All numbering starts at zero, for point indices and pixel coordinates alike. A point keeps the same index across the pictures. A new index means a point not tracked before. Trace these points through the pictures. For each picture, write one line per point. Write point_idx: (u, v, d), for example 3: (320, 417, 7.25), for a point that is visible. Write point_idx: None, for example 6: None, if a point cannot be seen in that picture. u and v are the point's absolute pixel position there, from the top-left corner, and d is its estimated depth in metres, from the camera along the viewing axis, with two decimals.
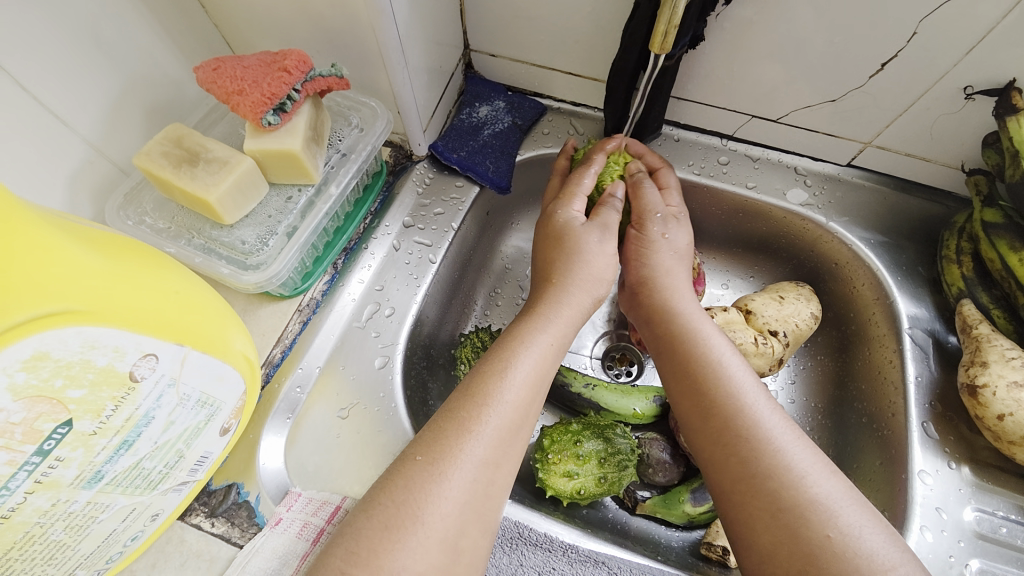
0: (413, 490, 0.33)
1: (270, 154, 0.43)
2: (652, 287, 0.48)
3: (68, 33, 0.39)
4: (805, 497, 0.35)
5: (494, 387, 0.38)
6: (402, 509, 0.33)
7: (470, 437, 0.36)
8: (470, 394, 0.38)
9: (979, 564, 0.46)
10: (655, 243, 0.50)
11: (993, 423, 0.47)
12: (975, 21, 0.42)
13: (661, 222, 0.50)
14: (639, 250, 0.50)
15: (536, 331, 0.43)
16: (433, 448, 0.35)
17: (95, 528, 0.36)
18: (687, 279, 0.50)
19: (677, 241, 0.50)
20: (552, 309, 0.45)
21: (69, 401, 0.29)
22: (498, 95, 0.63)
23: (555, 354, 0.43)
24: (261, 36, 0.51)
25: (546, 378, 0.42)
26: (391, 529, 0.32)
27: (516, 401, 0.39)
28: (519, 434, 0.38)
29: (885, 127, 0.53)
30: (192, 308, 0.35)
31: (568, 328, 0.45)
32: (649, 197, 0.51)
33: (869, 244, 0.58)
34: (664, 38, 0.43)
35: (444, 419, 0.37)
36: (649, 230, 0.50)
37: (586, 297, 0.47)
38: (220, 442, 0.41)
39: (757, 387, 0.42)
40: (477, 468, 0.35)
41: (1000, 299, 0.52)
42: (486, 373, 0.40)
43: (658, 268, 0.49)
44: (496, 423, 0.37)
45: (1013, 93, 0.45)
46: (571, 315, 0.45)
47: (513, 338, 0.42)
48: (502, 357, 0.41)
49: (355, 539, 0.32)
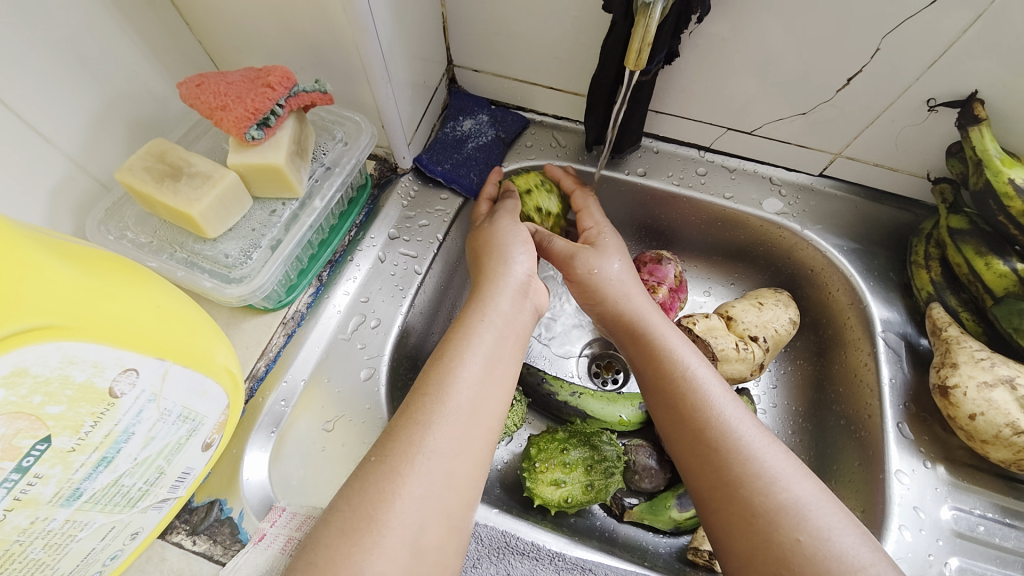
0: (368, 490, 0.34)
1: (254, 168, 0.43)
2: (614, 310, 0.50)
3: (51, 50, 0.39)
4: (776, 502, 0.36)
5: (439, 376, 0.39)
6: (357, 511, 0.33)
7: (420, 429, 0.36)
8: (417, 387, 0.39)
9: (958, 563, 0.47)
10: (588, 281, 0.51)
11: (965, 422, 0.49)
12: (935, 37, 0.44)
13: (583, 262, 0.51)
14: (583, 294, 0.52)
15: (482, 319, 0.44)
16: (386, 446, 0.36)
17: (74, 547, 0.35)
18: (643, 298, 0.50)
19: (608, 270, 0.51)
20: (484, 294, 0.46)
21: (47, 417, 0.29)
22: (481, 109, 0.64)
23: (501, 338, 0.43)
24: (245, 52, 0.51)
25: (498, 358, 0.42)
26: (348, 533, 0.32)
27: (468, 389, 0.39)
28: (478, 421, 0.38)
29: (854, 138, 0.55)
30: (174, 322, 0.35)
31: (506, 300, 0.46)
32: (557, 246, 0.52)
33: (842, 251, 0.60)
34: (638, 55, 0.44)
35: (396, 419, 0.38)
36: (576, 276, 0.51)
37: (510, 271, 0.48)
38: (203, 457, 0.41)
39: (729, 396, 0.42)
40: (437, 458, 0.35)
41: (968, 302, 0.53)
42: (433, 364, 0.40)
43: (609, 300, 0.50)
44: (441, 408, 0.37)
45: (975, 104, 0.47)
46: (506, 290, 0.46)
47: (457, 332, 0.43)
48: (444, 352, 0.41)
49: (315, 550, 0.32)
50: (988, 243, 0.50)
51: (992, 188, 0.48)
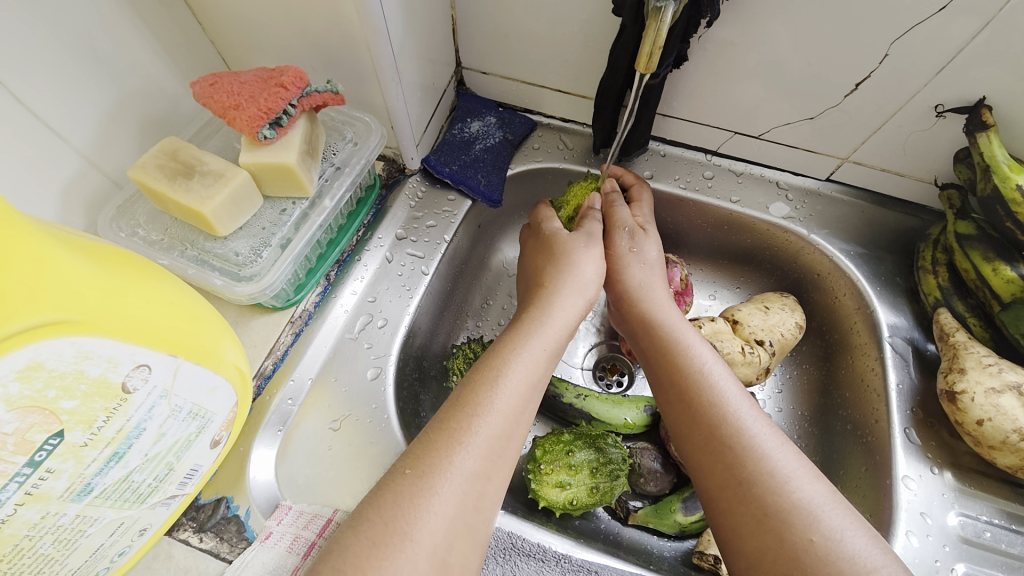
0: (403, 506, 0.33)
1: (266, 168, 0.44)
2: (631, 297, 0.51)
3: (67, 48, 0.39)
4: (788, 502, 0.35)
5: (485, 397, 0.38)
6: (390, 525, 0.32)
7: (460, 449, 0.36)
8: (457, 405, 0.38)
9: (965, 569, 0.47)
10: (623, 257, 0.52)
11: (972, 428, 0.49)
12: (944, 43, 0.44)
13: (627, 236, 0.53)
14: (609, 268, 0.53)
15: (528, 339, 0.43)
16: (423, 461, 0.35)
17: (83, 542, 0.35)
18: (663, 292, 0.51)
19: (646, 253, 0.53)
20: (541, 312, 0.46)
21: (61, 411, 0.29)
22: (489, 111, 0.65)
23: (547, 359, 0.44)
24: (257, 52, 0.52)
25: (538, 387, 0.42)
26: (379, 545, 0.31)
27: (509, 414, 0.38)
28: (511, 443, 0.38)
29: (861, 143, 0.55)
30: (188, 319, 0.36)
31: (560, 335, 0.45)
32: (618, 213, 0.54)
33: (850, 255, 0.60)
34: (649, 58, 0.44)
35: (434, 430, 0.37)
36: (614, 243, 0.53)
37: (578, 299, 0.48)
38: (211, 455, 0.41)
39: (742, 395, 0.42)
40: (468, 481, 0.35)
41: (975, 308, 0.53)
42: (476, 385, 0.39)
43: (630, 281, 0.51)
44: (486, 433, 0.37)
45: (983, 110, 0.47)
46: (565, 320, 0.46)
47: (509, 344, 0.43)
48: (493, 365, 0.41)
49: (343, 556, 0.30)
50: (996, 249, 0.50)
51: (999, 194, 0.48)
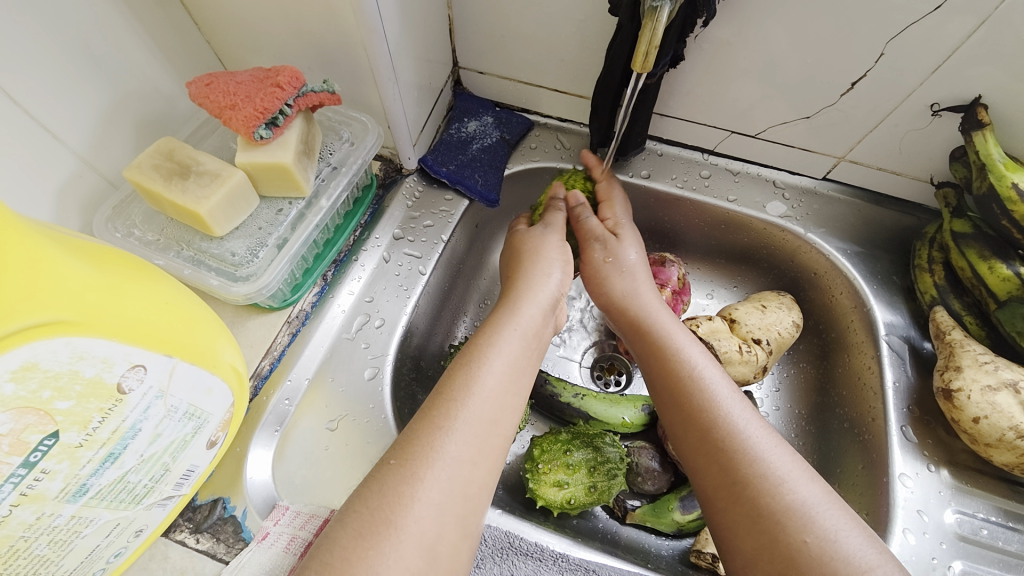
0: (387, 494, 0.33)
1: (261, 167, 0.44)
2: (618, 305, 0.51)
3: (63, 48, 0.39)
4: (783, 503, 0.35)
5: (461, 384, 0.39)
6: (377, 515, 0.32)
7: (442, 434, 0.36)
8: (438, 393, 0.38)
9: (962, 566, 0.47)
10: (601, 269, 0.52)
11: (969, 425, 0.49)
12: (940, 41, 0.44)
13: (602, 248, 0.52)
14: (592, 280, 0.53)
15: (506, 329, 0.43)
16: (406, 450, 0.35)
17: (78, 543, 0.35)
18: (651, 295, 0.51)
19: (624, 259, 0.52)
20: (515, 298, 0.46)
21: (56, 412, 0.29)
22: (486, 111, 0.65)
23: (527, 345, 0.44)
24: (253, 52, 0.52)
25: (523, 370, 0.42)
26: (366, 536, 0.31)
27: (490, 400, 0.38)
28: (496, 429, 0.38)
29: (858, 143, 0.55)
30: (184, 319, 0.36)
31: (534, 313, 0.46)
32: (589, 223, 0.53)
33: (846, 254, 0.60)
34: (645, 58, 0.44)
35: (416, 422, 0.37)
36: (590, 258, 0.53)
37: (546, 279, 0.48)
38: (207, 455, 0.41)
39: (736, 396, 0.42)
40: (456, 465, 0.35)
41: (972, 306, 0.53)
42: (454, 370, 0.40)
43: (613, 290, 0.52)
44: (467, 419, 0.37)
45: (979, 109, 0.47)
46: (537, 299, 0.47)
47: (485, 335, 0.43)
48: (471, 356, 0.41)
49: (331, 551, 0.31)
50: (992, 247, 0.50)
51: (995, 192, 0.48)
